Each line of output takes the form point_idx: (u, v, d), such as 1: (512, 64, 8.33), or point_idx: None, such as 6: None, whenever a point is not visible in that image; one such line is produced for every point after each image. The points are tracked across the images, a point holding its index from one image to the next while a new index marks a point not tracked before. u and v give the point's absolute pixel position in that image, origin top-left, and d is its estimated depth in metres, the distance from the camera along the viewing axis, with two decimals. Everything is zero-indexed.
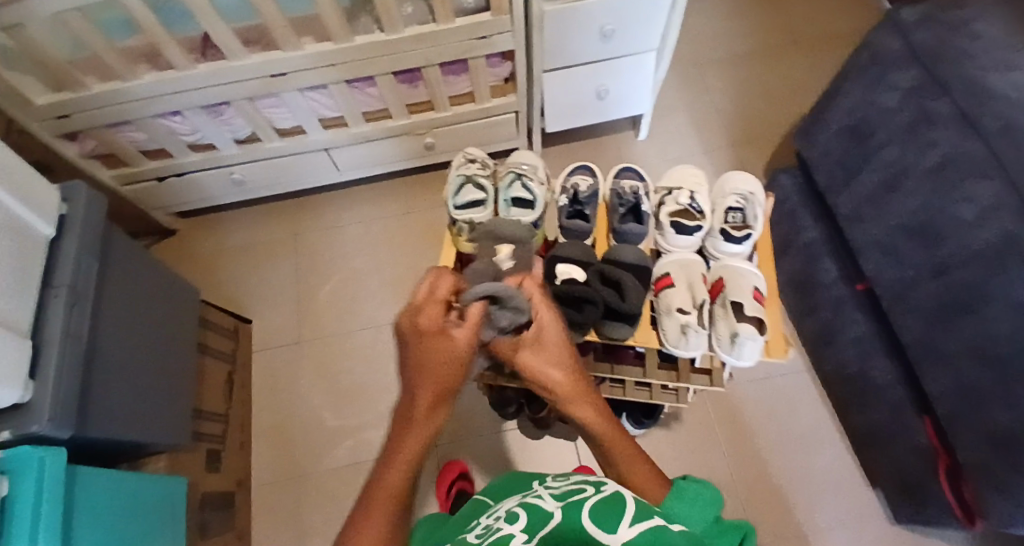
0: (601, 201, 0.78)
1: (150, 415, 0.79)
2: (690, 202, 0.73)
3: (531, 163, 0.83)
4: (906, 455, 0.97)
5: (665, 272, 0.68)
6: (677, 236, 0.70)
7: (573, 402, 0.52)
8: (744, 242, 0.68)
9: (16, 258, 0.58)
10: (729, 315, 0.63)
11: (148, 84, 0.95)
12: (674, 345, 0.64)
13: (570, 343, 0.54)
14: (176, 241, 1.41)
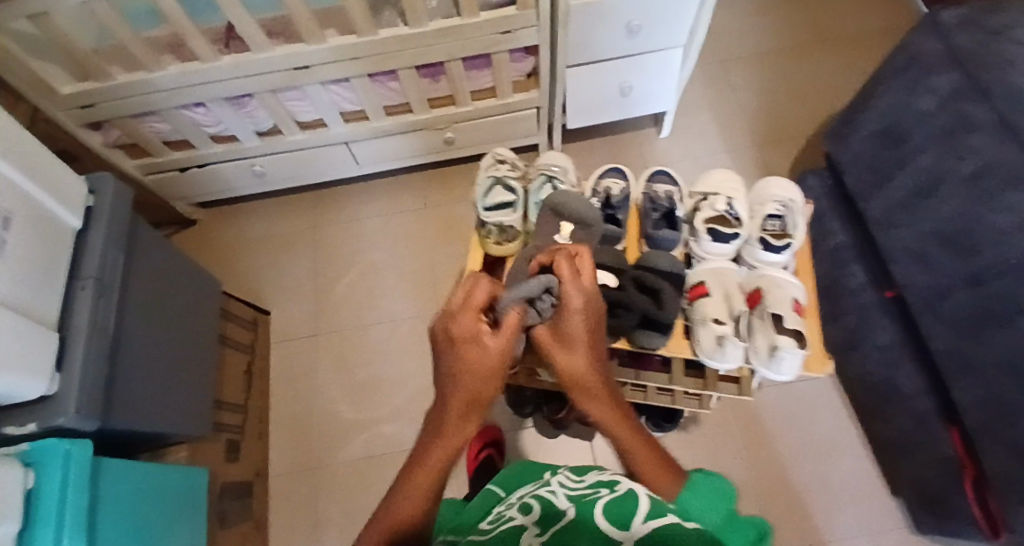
0: (633, 205, 0.79)
1: (171, 406, 0.80)
2: (727, 208, 0.72)
3: (562, 166, 0.85)
4: (931, 467, 0.95)
5: (700, 280, 0.67)
6: (713, 243, 0.69)
7: (590, 395, 0.49)
8: (784, 250, 0.68)
9: (44, 250, 0.58)
10: (767, 326, 0.61)
11: (173, 76, 0.95)
12: (708, 356, 0.63)
13: (595, 333, 0.48)
14: (196, 231, 1.42)
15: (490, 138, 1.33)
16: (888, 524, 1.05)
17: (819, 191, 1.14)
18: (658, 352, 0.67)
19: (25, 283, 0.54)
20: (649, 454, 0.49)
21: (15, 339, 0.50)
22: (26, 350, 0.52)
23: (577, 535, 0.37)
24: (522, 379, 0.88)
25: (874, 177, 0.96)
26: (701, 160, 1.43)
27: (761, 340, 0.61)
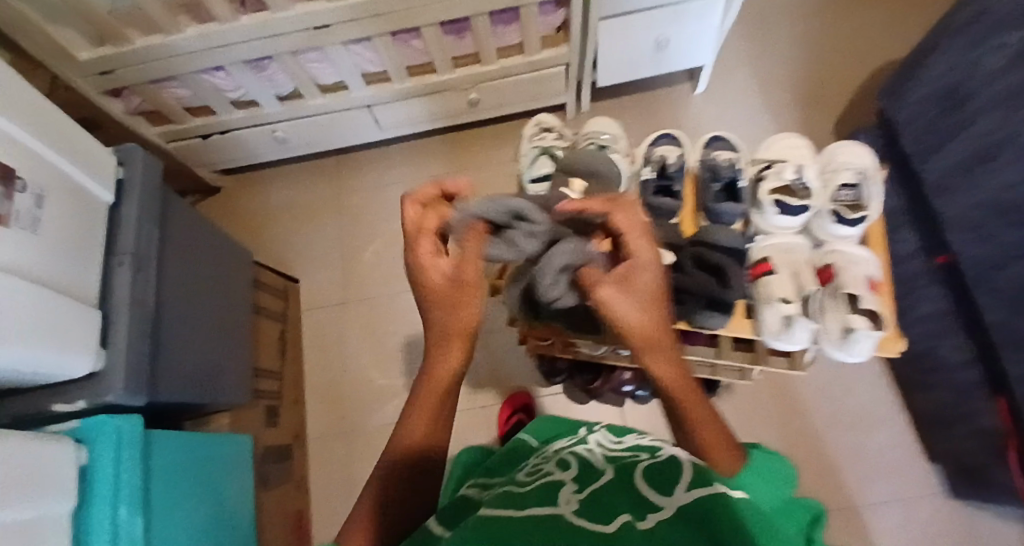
0: (689, 174, 0.75)
1: (212, 377, 0.81)
2: (795, 177, 0.68)
3: (611, 133, 0.83)
4: (973, 438, 0.93)
5: (765, 257, 0.65)
6: (780, 216, 0.65)
7: (653, 348, 0.46)
8: (858, 225, 0.64)
9: (78, 227, 0.57)
10: (839, 306, 0.60)
11: (191, 39, 0.91)
12: (774, 338, 0.62)
13: (661, 287, 0.45)
14: (222, 199, 1.42)
15: (517, 99, 1.27)
16: (922, 492, 1.05)
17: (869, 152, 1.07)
18: (716, 331, 0.65)
19: (63, 262, 0.54)
20: (707, 419, 0.47)
21: (58, 320, 0.50)
22: (70, 330, 0.52)
23: (617, 499, 0.36)
24: (557, 349, 0.86)
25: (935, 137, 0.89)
26: (739, 118, 1.36)
27: (832, 321, 0.60)
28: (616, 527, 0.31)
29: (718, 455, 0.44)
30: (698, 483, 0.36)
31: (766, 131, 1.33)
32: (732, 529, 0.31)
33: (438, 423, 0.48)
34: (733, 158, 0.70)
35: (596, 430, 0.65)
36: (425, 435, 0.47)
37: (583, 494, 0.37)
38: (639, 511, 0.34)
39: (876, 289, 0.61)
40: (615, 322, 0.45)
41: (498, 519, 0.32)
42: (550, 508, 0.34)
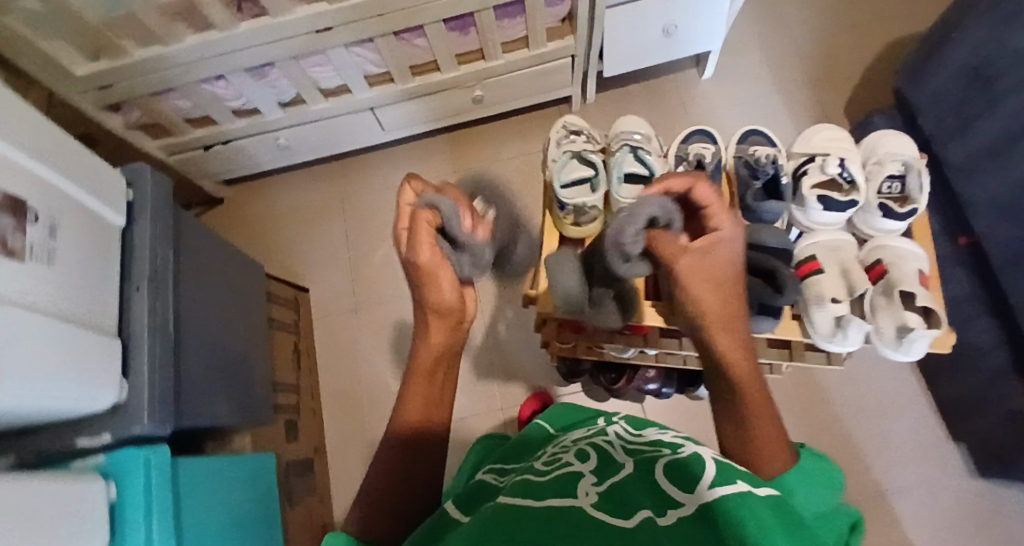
0: (726, 171, 0.74)
1: (230, 394, 0.80)
2: (839, 170, 0.67)
3: (644, 133, 0.77)
4: (1000, 422, 0.91)
5: (812, 256, 0.65)
6: (824, 212, 0.66)
7: (721, 329, 0.46)
8: (906, 219, 0.65)
9: (92, 253, 0.56)
10: (895, 306, 0.60)
11: (190, 48, 0.89)
12: (827, 340, 0.62)
13: (737, 266, 0.46)
14: (225, 209, 1.40)
15: (522, 94, 1.25)
16: (950, 476, 1.03)
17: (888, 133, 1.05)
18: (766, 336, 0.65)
19: (80, 292, 0.52)
20: (767, 415, 0.45)
21: (80, 353, 0.49)
22: (91, 362, 0.51)
23: (636, 496, 0.31)
24: (580, 352, 0.85)
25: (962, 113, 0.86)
26: (749, 103, 1.33)
27: (886, 321, 0.61)
28: (636, 526, 0.27)
29: (767, 458, 0.43)
30: (722, 481, 0.32)
31: (777, 115, 1.30)
32: (763, 535, 0.26)
33: (433, 402, 0.46)
34: (771, 154, 0.69)
35: (615, 418, 0.57)
36: (422, 413, 0.45)
37: (600, 489, 0.33)
38: (659, 510, 0.30)
39: (926, 282, 0.63)
40: (686, 295, 0.46)
41: (502, 519, 0.28)
42: (564, 503, 0.30)
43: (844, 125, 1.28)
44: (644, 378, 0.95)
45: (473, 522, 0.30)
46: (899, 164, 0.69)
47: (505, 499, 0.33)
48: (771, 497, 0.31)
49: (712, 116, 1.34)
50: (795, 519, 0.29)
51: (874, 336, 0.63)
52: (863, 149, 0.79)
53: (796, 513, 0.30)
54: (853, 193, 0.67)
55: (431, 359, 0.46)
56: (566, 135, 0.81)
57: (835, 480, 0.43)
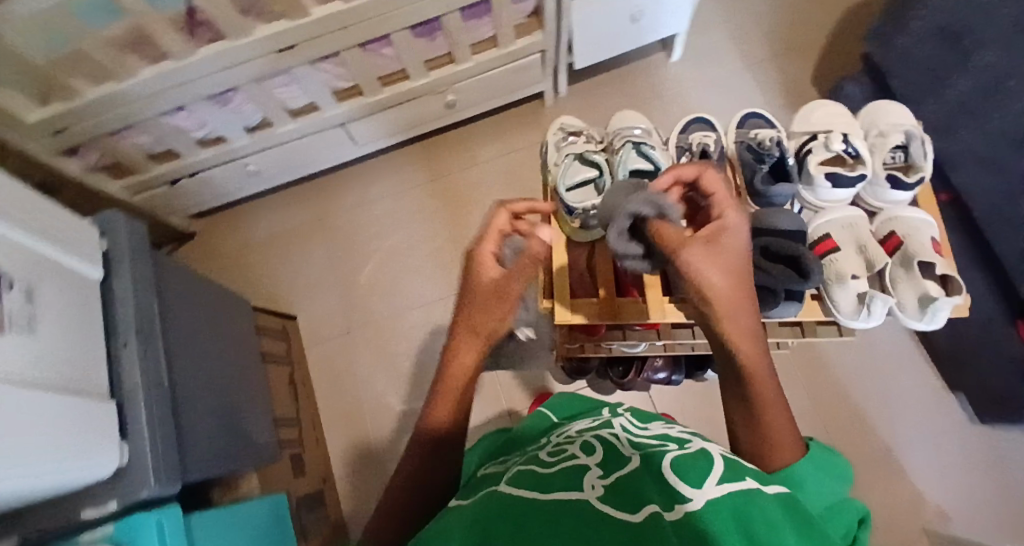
0: (730, 157, 0.79)
1: (232, 438, 0.76)
2: (844, 145, 0.71)
3: (643, 127, 0.76)
4: (996, 369, 0.94)
5: (826, 235, 0.73)
6: (834, 189, 0.70)
7: (734, 319, 0.43)
8: (914, 187, 0.71)
9: (73, 312, 0.53)
10: (914, 277, 0.66)
11: (146, 81, 0.84)
12: (852, 318, 0.67)
13: (745, 253, 0.45)
14: (199, 243, 1.34)
15: (495, 94, 1.23)
16: (952, 425, 1.06)
17: (859, 99, 1.07)
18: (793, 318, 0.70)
19: (65, 355, 0.49)
20: (776, 407, 0.44)
21: (75, 422, 0.46)
22: (87, 428, 0.48)
23: (644, 486, 0.30)
24: (588, 350, 0.84)
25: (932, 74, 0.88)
26: (719, 81, 1.33)
27: (906, 293, 0.67)
28: (644, 521, 0.26)
29: (780, 451, 0.42)
30: (731, 476, 0.30)
31: (747, 91, 1.32)
32: (774, 534, 0.24)
33: (462, 409, 0.44)
34: (775, 137, 0.73)
35: (621, 408, 0.54)
36: (453, 414, 0.44)
37: (606, 482, 0.31)
38: (666, 503, 0.28)
39: (940, 249, 0.70)
40: (695, 282, 0.44)
41: (502, 520, 0.28)
42: (570, 497, 0.30)
43: (813, 95, 1.30)
44: (652, 367, 0.95)
45: (474, 516, 0.30)
46: (901, 135, 0.74)
47: (511, 491, 0.32)
48: (784, 498, 0.29)
49: (684, 98, 1.34)
50: (811, 521, 0.27)
51: (898, 309, 0.68)
52: (864, 120, 0.87)
53: (811, 515, 0.28)
54: (860, 166, 0.71)
55: (467, 369, 0.44)
56: (564, 136, 0.80)
57: (845, 473, 0.43)
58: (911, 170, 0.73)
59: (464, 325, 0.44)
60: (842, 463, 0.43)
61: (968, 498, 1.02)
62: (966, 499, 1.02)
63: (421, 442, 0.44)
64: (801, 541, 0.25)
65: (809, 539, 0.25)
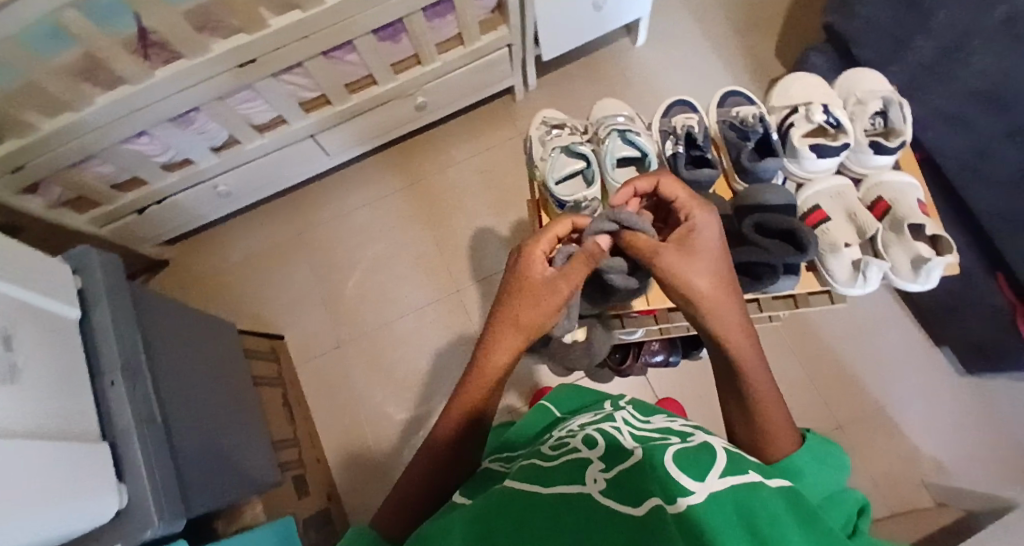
0: (714, 137, 0.80)
1: (232, 467, 0.74)
2: (825, 117, 0.74)
3: (626, 114, 0.76)
4: (976, 320, 0.97)
5: (816, 205, 0.74)
6: (819, 159, 0.72)
7: (716, 314, 0.45)
8: (896, 151, 0.73)
9: (52, 358, 0.50)
10: (905, 239, 0.68)
11: (104, 108, 0.81)
12: (849, 285, 0.69)
13: (720, 253, 0.47)
14: (175, 270, 1.30)
15: (465, 93, 1.21)
16: (939, 377, 1.10)
17: (824, 69, 1.09)
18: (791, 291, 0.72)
19: (49, 403, 0.47)
20: (771, 400, 0.44)
21: (70, 471, 0.44)
22: (84, 474, 0.46)
23: (647, 476, 0.29)
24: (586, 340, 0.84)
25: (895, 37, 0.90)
26: (685, 62, 1.34)
27: (899, 256, 0.69)
28: (646, 513, 0.25)
29: (779, 442, 0.43)
30: (734, 471, 0.29)
31: (714, 70, 1.33)
32: (777, 530, 0.24)
33: (474, 423, 0.45)
34: (757, 113, 0.76)
35: (622, 401, 0.53)
36: (463, 423, 0.45)
37: (608, 475, 0.31)
38: (668, 495, 0.27)
39: (927, 210, 0.72)
40: (676, 284, 0.46)
41: (502, 515, 0.27)
42: (571, 492, 0.29)
43: (777, 68, 1.32)
44: (651, 350, 0.95)
45: (473, 513, 0.29)
46: (880, 101, 0.77)
47: (513, 485, 0.31)
48: (787, 491, 0.28)
49: (652, 81, 1.35)
50: (815, 515, 0.26)
51: (893, 272, 0.70)
52: (840, 90, 0.89)
53: (815, 509, 0.27)
54: (842, 135, 0.74)
55: (492, 374, 0.46)
56: (548, 129, 0.79)
57: (840, 464, 0.41)
58: (892, 135, 0.76)
59: (508, 320, 0.47)
60: (839, 455, 0.42)
61: (960, 445, 1.06)
62: (959, 447, 1.06)
63: (430, 451, 0.44)
64: (806, 539, 0.24)
65: (813, 535, 0.24)
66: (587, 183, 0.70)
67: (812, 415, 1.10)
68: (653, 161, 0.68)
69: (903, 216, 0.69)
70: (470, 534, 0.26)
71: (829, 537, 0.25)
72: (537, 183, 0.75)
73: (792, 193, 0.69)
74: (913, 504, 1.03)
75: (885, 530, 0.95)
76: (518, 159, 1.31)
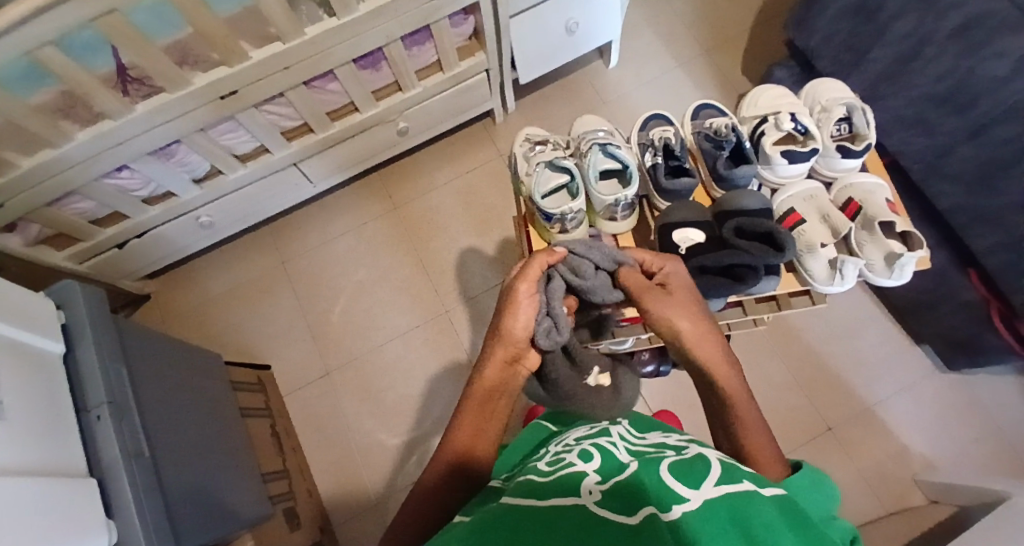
0: (690, 148, 0.82)
1: (222, 503, 0.72)
2: (793, 124, 0.77)
3: (607, 128, 0.78)
4: (951, 315, 1.00)
5: (791, 208, 0.77)
6: (791, 164, 0.76)
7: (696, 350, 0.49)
8: (862, 154, 0.77)
9: (34, 396, 0.50)
10: (877, 237, 0.71)
11: (84, 144, 0.81)
12: (829, 283, 0.71)
13: (696, 296, 0.52)
14: (157, 304, 1.27)
15: (445, 117, 1.23)
16: (920, 374, 1.12)
17: (789, 82, 1.15)
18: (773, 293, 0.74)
19: (32, 441, 0.47)
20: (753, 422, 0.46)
21: (55, 508, 0.44)
22: (66, 516, 0.45)
23: (643, 484, 0.30)
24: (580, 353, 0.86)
25: (855, 50, 0.95)
26: (657, 81, 1.40)
27: (874, 253, 0.71)
28: (641, 522, 0.26)
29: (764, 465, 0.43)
30: (728, 478, 0.30)
31: (685, 88, 1.38)
32: (773, 538, 0.24)
33: (461, 467, 0.45)
34: (729, 124, 0.77)
35: (617, 415, 0.54)
36: (451, 465, 0.45)
37: (604, 486, 0.31)
38: (663, 503, 0.27)
39: (895, 209, 0.75)
40: (662, 322, 0.50)
41: (499, 524, 0.27)
42: (566, 503, 0.29)
43: (745, 84, 1.38)
44: (641, 361, 0.97)
45: (471, 525, 0.29)
46: (843, 108, 0.80)
47: (510, 498, 0.32)
48: (782, 499, 0.29)
49: (627, 100, 1.39)
50: (809, 523, 0.27)
51: (869, 269, 0.73)
52: (805, 99, 0.94)
53: (810, 518, 0.28)
54: (810, 141, 0.77)
55: (483, 392, 0.49)
56: (532, 146, 0.81)
57: (832, 499, 0.39)
58: (856, 139, 0.79)
59: (491, 334, 0.51)
60: (830, 491, 0.40)
61: (945, 440, 1.08)
62: (944, 441, 1.08)
63: (418, 498, 0.43)
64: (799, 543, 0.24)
65: (806, 539, 0.25)
66: (571, 196, 0.72)
67: (802, 416, 1.11)
68: (634, 172, 0.70)
69: (874, 214, 0.71)
70: (468, 540, 0.27)
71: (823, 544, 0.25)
72: (523, 198, 0.76)
73: (767, 198, 0.72)
74: (906, 500, 1.04)
75: (881, 528, 0.96)
76: (500, 180, 1.33)
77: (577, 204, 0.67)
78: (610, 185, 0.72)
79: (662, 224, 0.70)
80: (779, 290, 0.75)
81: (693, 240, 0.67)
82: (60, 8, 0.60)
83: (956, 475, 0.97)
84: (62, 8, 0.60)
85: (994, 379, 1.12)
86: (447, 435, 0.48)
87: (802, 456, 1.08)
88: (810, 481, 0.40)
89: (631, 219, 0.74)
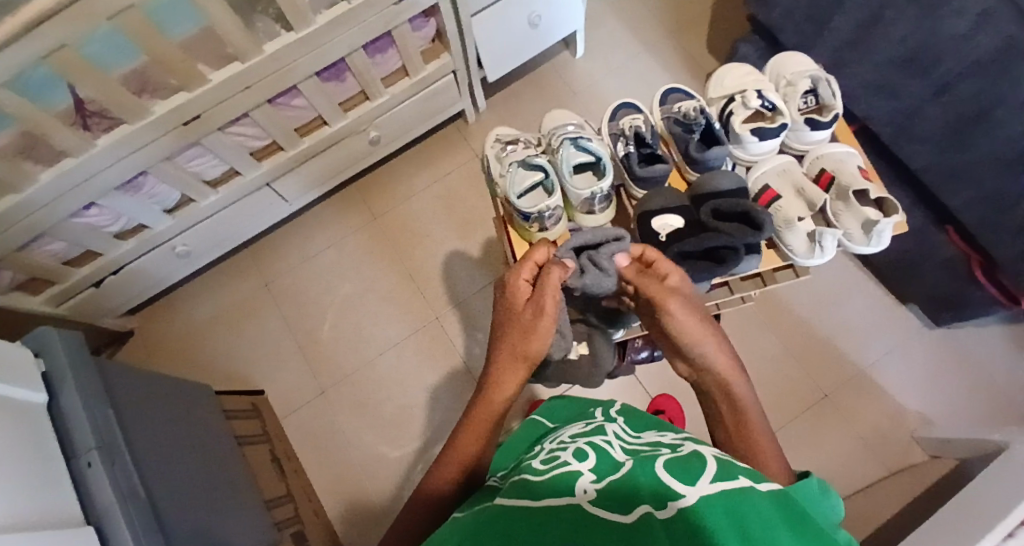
0: (661, 134, 0.83)
1: (227, 537, 0.71)
2: (760, 101, 0.78)
3: (576, 122, 0.78)
4: (934, 273, 1.01)
5: (766, 185, 0.78)
6: (760, 142, 0.76)
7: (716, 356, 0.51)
8: (830, 126, 0.77)
9: (19, 448, 0.49)
10: (852, 206, 0.72)
11: (48, 185, 0.78)
12: (808, 256, 0.73)
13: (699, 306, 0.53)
14: (141, 339, 1.25)
15: (416, 122, 1.22)
16: (908, 333, 1.14)
17: (755, 57, 1.16)
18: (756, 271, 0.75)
19: (22, 493, 0.46)
20: (752, 432, 0.47)
21: None
22: None
23: (639, 482, 0.30)
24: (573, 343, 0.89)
25: (816, 20, 0.96)
26: (626, 67, 1.39)
27: (850, 222, 0.73)
28: (636, 522, 0.26)
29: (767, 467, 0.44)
30: (724, 476, 0.29)
31: (653, 72, 1.39)
32: (768, 531, 0.24)
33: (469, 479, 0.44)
34: (697, 106, 0.77)
35: (613, 411, 0.54)
36: (461, 476, 0.44)
37: (599, 485, 0.31)
38: (659, 503, 0.27)
39: (868, 176, 0.76)
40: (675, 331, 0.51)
41: (493, 528, 0.27)
42: (561, 503, 0.29)
43: (713, 63, 1.38)
44: (634, 349, 0.99)
45: (465, 529, 0.29)
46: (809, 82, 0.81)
47: (504, 500, 0.31)
48: (778, 494, 0.28)
49: (597, 88, 1.39)
50: (806, 518, 0.27)
51: (847, 238, 0.74)
52: (770, 74, 0.94)
53: (805, 511, 0.27)
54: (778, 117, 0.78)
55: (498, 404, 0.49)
56: (504, 145, 0.81)
57: (831, 514, 0.38)
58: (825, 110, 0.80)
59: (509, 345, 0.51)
60: (831, 508, 0.39)
61: (938, 396, 1.10)
62: (937, 396, 1.10)
63: (425, 502, 0.43)
64: (795, 539, 0.24)
65: (802, 533, 0.24)
66: (548, 193, 0.71)
67: (797, 385, 1.13)
68: (607, 164, 0.70)
69: (847, 184, 0.72)
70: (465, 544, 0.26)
71: (817, 537, 0.25)
72: (500, 199, 0.76)
73: (741, 177, 0.72)
74: (906, 458, 1.06)
75: (886, 489, 0.97)
76: (477, 181, 1.32)
77: (553, 203, 0.67)
78: (585, 179, 0.72)
79: (642, 212, 0.70)
80: (761, 267, 0.76)
81: (672, 225, 0.67)
82: (7, 48, 0.57)
83: (953, 429, 0.99)
84: (10, 49, 0.58)
85: (980, 332, 1.14)
86: (454, 443, 0.47)
87: (801, 424, 1.10)
88: (816, 492, 0.39)
89: (609, 211, 0.74)
